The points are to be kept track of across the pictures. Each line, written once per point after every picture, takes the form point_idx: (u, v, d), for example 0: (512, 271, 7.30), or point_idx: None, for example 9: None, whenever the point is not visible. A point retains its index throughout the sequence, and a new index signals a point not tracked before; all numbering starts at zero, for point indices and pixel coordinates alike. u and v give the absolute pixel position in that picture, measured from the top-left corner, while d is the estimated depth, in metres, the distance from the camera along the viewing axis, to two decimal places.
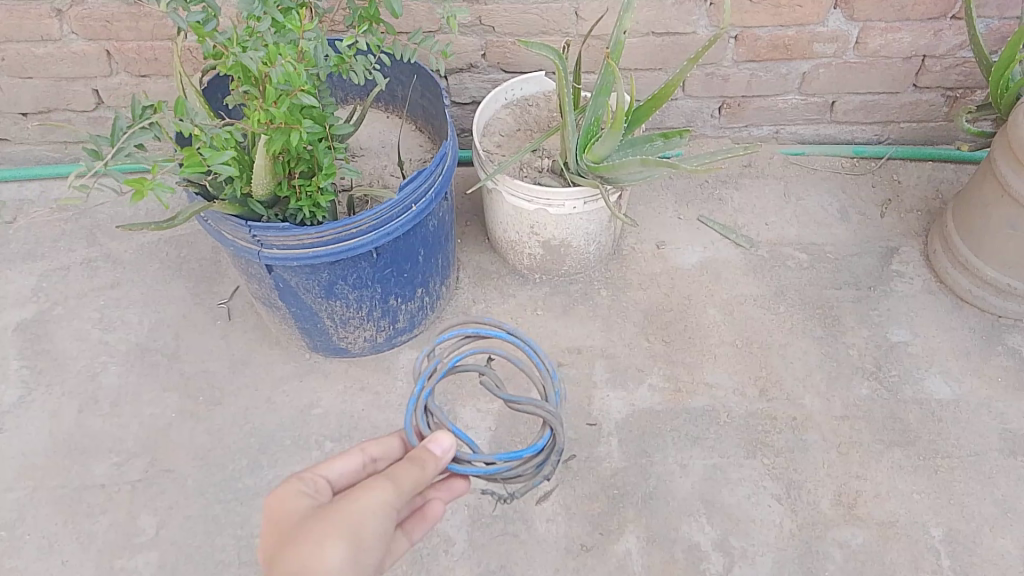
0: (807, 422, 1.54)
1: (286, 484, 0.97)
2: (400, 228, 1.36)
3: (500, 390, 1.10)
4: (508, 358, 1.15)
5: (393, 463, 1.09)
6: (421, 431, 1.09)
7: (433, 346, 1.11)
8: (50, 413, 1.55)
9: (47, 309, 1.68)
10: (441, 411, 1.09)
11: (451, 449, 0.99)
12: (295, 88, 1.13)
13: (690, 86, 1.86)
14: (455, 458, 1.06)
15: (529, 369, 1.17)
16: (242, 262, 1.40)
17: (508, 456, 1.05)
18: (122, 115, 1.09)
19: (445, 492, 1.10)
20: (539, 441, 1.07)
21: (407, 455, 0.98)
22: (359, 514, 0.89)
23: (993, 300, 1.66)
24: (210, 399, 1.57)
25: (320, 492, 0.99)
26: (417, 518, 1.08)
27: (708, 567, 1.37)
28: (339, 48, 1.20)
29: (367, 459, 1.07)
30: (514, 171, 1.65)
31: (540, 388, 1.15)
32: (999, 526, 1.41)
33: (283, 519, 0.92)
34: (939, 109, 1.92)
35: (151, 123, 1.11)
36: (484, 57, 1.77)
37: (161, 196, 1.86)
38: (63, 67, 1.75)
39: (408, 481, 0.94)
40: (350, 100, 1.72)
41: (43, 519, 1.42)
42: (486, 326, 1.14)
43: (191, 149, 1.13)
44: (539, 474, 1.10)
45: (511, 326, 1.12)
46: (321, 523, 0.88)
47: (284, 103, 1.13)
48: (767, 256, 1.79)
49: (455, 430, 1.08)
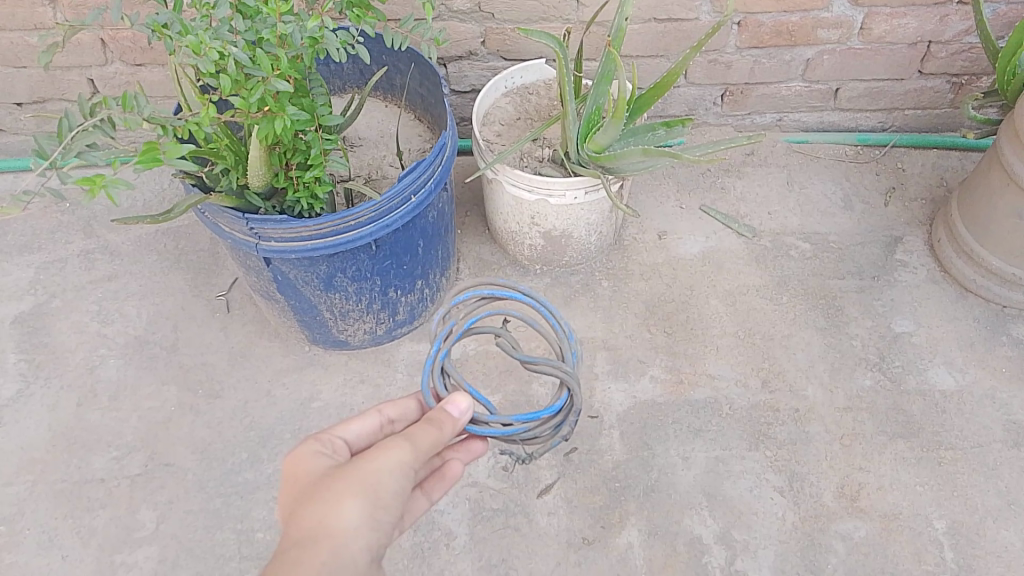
0: (810, 413, 1.53)
1: (304, 444, 0.96)
2: (399, 220, 1.34)
3: (516, 351, 1.10)
4: (524, 319, 1.15)
5: (410, 425, 1.08)
6: (437, 394, 1.08)
7: (449, 309, 1.11)
8: (49, 406, 1.54)
9: (44, 301, 1.67)
10: (457, 371, 1.08)
11: (469, 411, 0.99)
12: (265, 70, 1.08)
13: (693, 74, 1.83)
14: (473, 420, 1.07)
15: (545, 330, 1.17)
16: (239, 255, 1.38)
17: (526, 417, 1.06)
18: (68, 114, 1.03)
19: (463, 453, 1.11)
20: (557, 401, 1.08)
21: (424, 417, 0.97)
22: (377, 474, 0.89)
23: (998, 291, 1.64)
24: (209, 392, 1.56)
25: (338, 452, 0.98)
26: (435, 478, 1.06)
27: (710, 560, 1.37)
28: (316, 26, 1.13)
29: (385, 420, 1.05)
30: (514, 161, 1.63)
31: (557, 349, 1.15)
32: (1002, 518, 1.41)
33: (301, 478, 0.92)
34: (945, 96, 1.89)
35: (98, 119, 1.04)
36: (483, 44, 1.74)
37: (158, 187, 1.85)
38: (57, 56, 1.72)
39: (425, 442, 0.94)
40: (347, 89, 1.70)
41: (43, 513, 1.42)
42: (501, 287, 1.14)
43: (145, 140, 1.01)
44: (557, 434, 1.12)
45: (527, 287, 1.12)
46: (337, 482, 0.88)
47: (256, 92, 1.08)
48: (770, 246, 1.78)
49: (473, 392, 1.08)
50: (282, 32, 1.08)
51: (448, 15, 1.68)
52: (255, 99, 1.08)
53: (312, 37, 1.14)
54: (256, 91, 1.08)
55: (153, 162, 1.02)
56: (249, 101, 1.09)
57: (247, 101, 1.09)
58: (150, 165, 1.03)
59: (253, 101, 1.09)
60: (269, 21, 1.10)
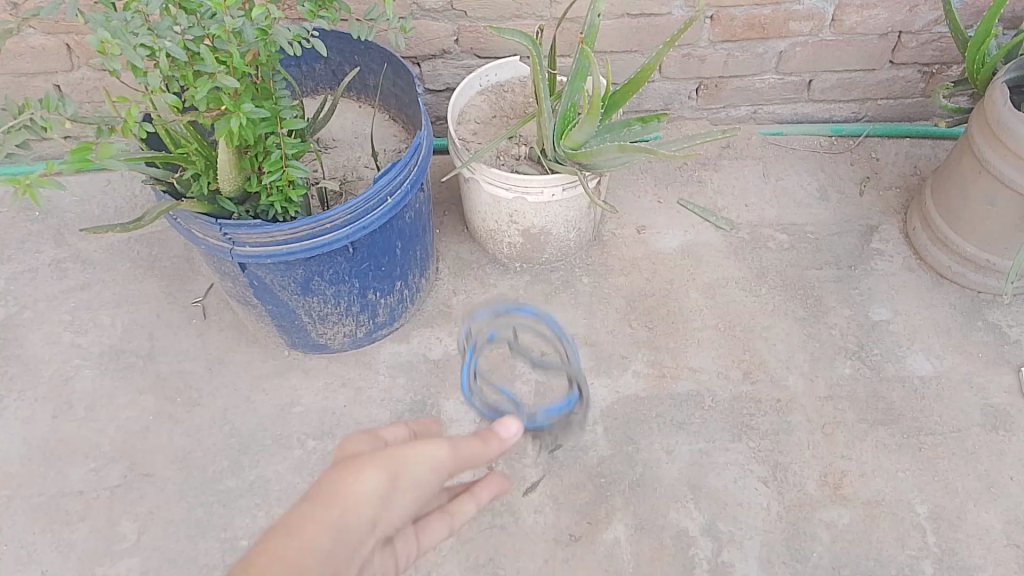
0: (791, 403, 1.54)
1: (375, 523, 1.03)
2: (376, 222, 1.33)
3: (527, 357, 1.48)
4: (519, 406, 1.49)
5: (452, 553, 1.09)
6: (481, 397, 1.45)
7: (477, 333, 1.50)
8: (23, 419, 1.51)
9: (16, 313, 1.64)
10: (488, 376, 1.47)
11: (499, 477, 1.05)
12: (213, 67, 1.05)
13: (667, 68, 1.84)
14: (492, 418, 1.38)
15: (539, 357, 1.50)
16: (214, 260, 1.36)
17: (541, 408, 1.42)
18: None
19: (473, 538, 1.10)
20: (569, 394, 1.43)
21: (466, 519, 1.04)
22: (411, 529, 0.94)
23: (973, 277, 1.66)
24: (187, 400, 1.54)
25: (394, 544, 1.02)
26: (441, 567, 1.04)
27: (696, 552, 1.37)
28: (263, 17, 1.09)
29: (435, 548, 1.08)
30: (491, 159, 1.62)
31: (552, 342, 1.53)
32: (982, 501, 1.42)
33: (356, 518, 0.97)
34: (916, 85, 1.91)
35: (26, 121, 1.01)
36: (456, 42, 1.73)
37: (129, 193, 1.82)
38: (21, 62, 1.69)
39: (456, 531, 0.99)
40: (320, 90, 1.68)
41: (19, 528, 1.39)
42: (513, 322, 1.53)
43: (76, 141, 0.99)
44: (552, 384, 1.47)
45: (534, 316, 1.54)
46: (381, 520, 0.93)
47: (204, 88, 1.05)
48: (748, 238, 1.79)
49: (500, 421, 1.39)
50: (229, 27, 1.04)
51: (420, 13, 1.67)
52: (201, 95, 1.05)
53: (261, 30, 1.10)
54: (202, 87, 1.05)
55: (84, 163, 1.01)
56: (197, 98, 1.06)
57: (195, 98, 1.06)
58: (80, 166, 1.01)
59: (201, 97, 1.06)
60: (217, 16, 1.06)
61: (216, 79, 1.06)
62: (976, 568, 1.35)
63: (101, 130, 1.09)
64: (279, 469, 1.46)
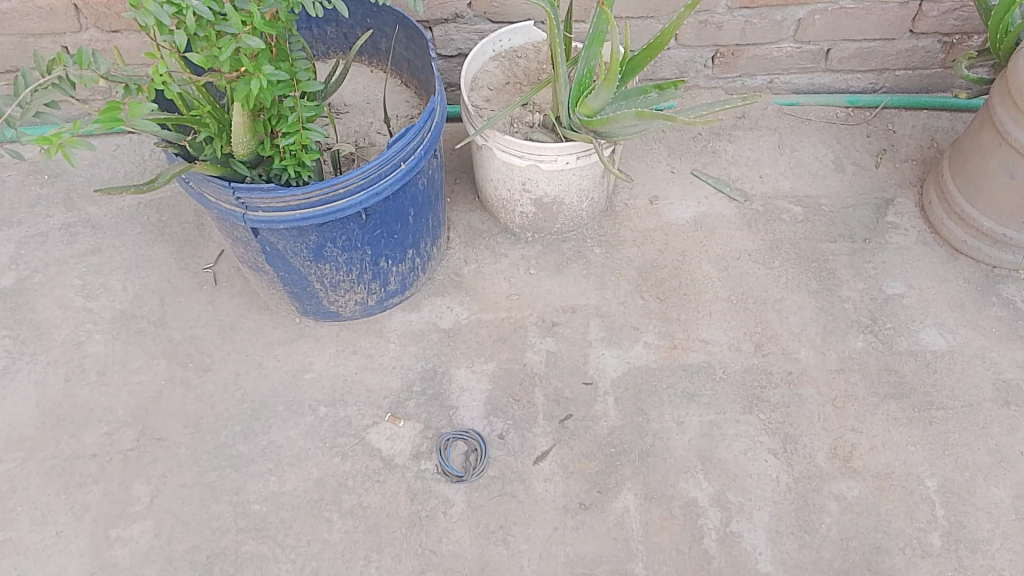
0: (803, 376, 1.53)
1: None
2: (389, 187, 1.31)
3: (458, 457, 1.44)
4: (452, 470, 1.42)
5: None
6: (448, 459, 1.44)
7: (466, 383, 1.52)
8: (36, 382, 1.51)
9: (27, 277, 1.63)
10: (450, 460, 1.44)
11: None
12: (237, 27, 1.03)
13: (683, 35, 1.81)
14: (445, 466, 1.42)
15: (462, 451, 1.45)
16: (226, 225, 1.36)
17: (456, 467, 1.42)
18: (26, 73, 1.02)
19: None
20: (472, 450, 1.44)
21: None
22: None
23: (989, 251, 1.64)
24: (198, 366, 1.54)
25: None
26: None
27: (706, 522, 1.38)
28: None
29: None
30: (504, 126, 1.60)
31: (472, 442, 1.45)
32: (992, 475, 1.43)
33: None
34: (936, 56, 1.88)
35: (56, 78, 1.03)
36: (469, 6, 1.71)
37: (139, 157, 1.81)
38: (29, 22, 1.67)
39: None
40: (332, 54, 1.66)
41: (34, 490, 1.40)
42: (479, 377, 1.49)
43: (106, 101, 0.99)
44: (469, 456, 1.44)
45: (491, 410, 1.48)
46: None
47: (228, 50, 1.03)
48: (762, 210, 1.77)
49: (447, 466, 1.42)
50: None
51: None
52: (226, 57, 1.04)
53: None
54: (227, 49, 1.03)
55: (115, 123, 1.00)
56: (220, 59, 1.04)
57: (219, 59, 1.05)
58: (111, 126, 1.01)
59: (225, 59, 1.05)
60: None
61: (239, 39, 1.04)
62: (983, 541, 1.36)
63: (129, 88, 1.10)
64: (290, 435, 1.46)
